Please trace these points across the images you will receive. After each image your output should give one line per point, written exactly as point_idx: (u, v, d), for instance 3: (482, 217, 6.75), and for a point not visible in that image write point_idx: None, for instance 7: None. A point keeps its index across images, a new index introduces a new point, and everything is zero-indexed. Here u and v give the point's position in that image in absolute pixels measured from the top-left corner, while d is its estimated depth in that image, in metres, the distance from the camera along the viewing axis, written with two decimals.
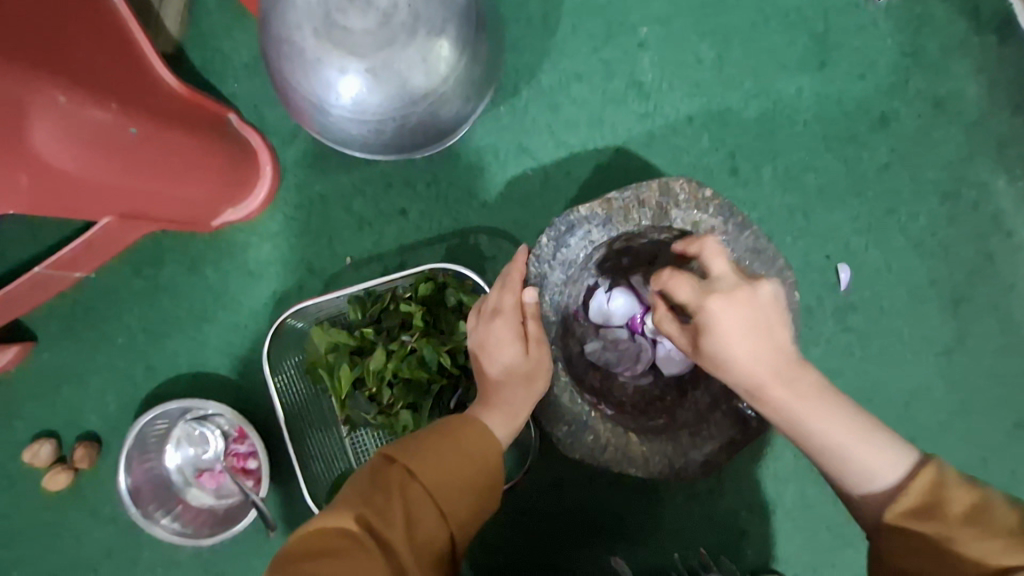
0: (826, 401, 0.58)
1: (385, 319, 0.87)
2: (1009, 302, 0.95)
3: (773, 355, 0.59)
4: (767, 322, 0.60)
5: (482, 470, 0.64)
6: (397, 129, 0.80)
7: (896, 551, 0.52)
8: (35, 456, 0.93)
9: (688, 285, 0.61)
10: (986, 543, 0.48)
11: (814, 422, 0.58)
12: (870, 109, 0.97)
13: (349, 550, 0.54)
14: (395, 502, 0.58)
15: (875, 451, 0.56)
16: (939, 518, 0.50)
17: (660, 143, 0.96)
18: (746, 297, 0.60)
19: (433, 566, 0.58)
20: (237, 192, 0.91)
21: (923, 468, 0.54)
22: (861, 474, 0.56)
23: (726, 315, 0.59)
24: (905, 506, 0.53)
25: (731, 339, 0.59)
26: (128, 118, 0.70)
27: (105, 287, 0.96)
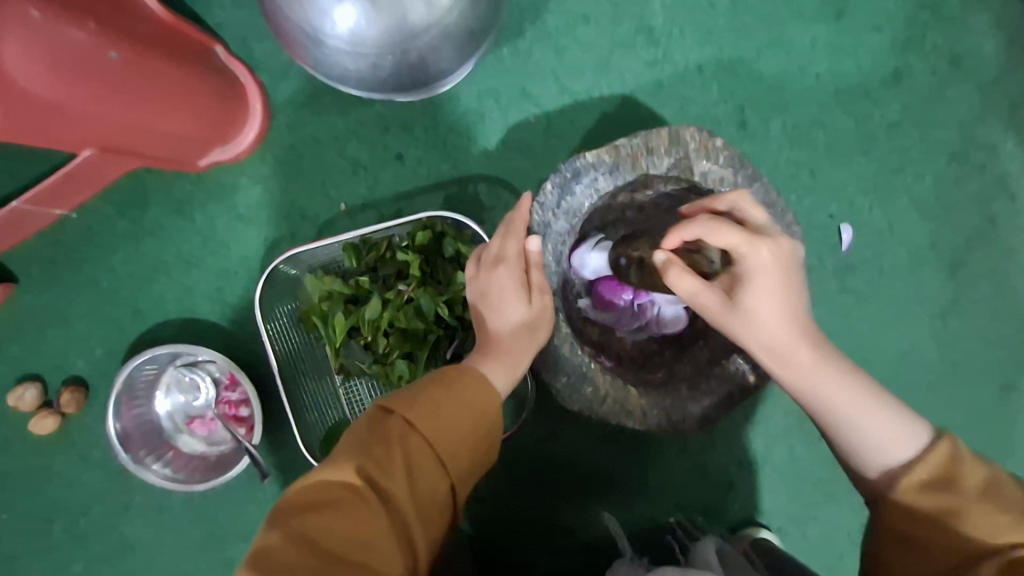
0: (847, 365, 0.57)
1: (381, 268, 0.85)
2: (1007, 266, 0.95)
3: (800, 306, 0.58)
4: (796, 276, 0.58)
5: (482, 420, 0.63)
6: (395, 64, 0.76)
7: (903, 521, 0.52)
8: (20, 399, 0.91)
9: (731, 230, 0.57)
10: (993, 520, 0.49)
11: (839, 381, 0.57)
12: (885, 64, 0.94)
13: (351, 502, 0.54)
14: (395, 454, 0.57)
15: (892, 419, 0.55)
16: (952, 491, 0.51)
17: (667, 93, 0.93)
18: (782, 250, 0.58)
19: (434, 515, 0.58)
20: (225, 130, 0.87)
21: (940, 444, 0.53)
22: (881, 444, 0.55)
23: (773, 259, 0.57)
24: (918, 476, 0.52)
25: (769, 294, 0.57)
26: (107, 40, 0.65)
27: (88, 227, 0.92)
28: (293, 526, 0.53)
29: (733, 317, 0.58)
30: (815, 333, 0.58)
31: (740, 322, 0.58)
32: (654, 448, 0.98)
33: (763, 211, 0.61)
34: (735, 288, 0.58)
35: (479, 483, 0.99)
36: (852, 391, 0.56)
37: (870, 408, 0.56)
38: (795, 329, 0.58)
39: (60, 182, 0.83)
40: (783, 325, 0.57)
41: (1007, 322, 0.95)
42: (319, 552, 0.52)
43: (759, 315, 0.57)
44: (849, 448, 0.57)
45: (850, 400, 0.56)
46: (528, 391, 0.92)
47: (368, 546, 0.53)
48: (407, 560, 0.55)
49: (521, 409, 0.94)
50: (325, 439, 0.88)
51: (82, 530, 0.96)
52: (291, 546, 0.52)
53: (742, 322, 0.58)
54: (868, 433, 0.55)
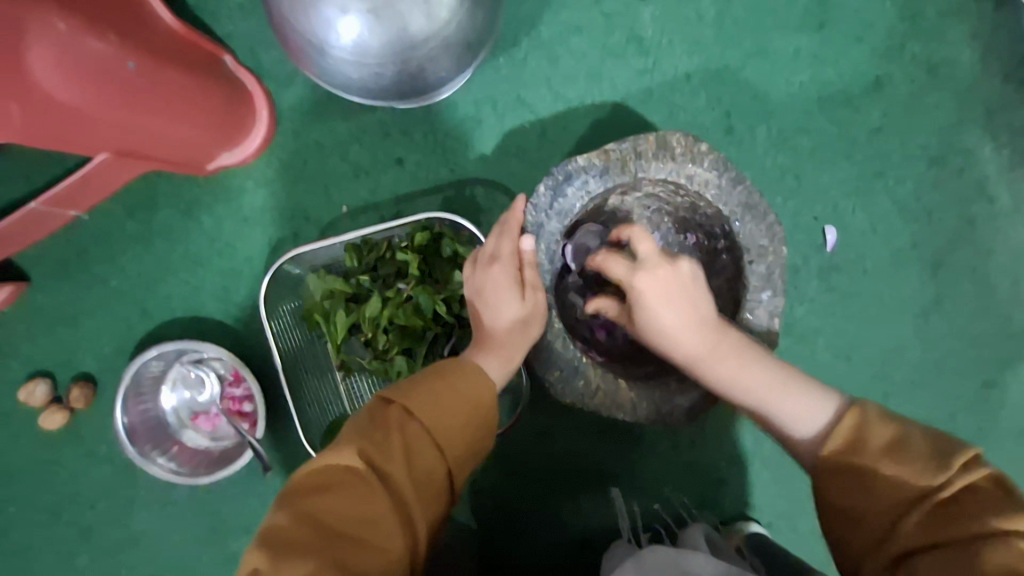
0: (749, 357, 0.65)
1: (381, 267, 0.89)
2: (986, 266, 0.98)
3: (697, 318, 0.66)
4: (689, 291, 0.67)
5: (477, 409, 0.66)
6: (397, 73, 0.79)
7: (832, 487, 0.56)
8: (31, 395, 0.94)
9: (620, 262, 0.69)
10: (902, 470, 0.53)
11: (748, 374, 0.65)
12: (866, 72, 0.98)
13: (354, 484, 0.57)
14: (395, 439, 0.60)
15: (795, 402, 0.62)
16: (859, 452, 0.55)
17: (657, 100, 0.97)
18: (667, 273, 0.67)
19: (433, 498, 0.61)
20: (233, 135, 0.90)
21: (849, 409, 0.59)
22: (789, 420, 0.61)
23: (650, 287, 0.67)
24: (835, 441, 0.57)
25: (658, 308, 0.67)
26: (125, 51, 0.69)
27: (99, 229, 0.96)
28: (300, 507, 0.56)
29: (648, 330, 0.68)
30: (715, 330, 0.66)
31: (649, 333, 0.68)
32: (646, 443, 1.00)
33: (650, 241, 0.67)
34: (633, 307, 0.69)
35: (475, 476, 1.02)
36: (763, 377, 0.64)
37: (780, 394, 0.63)
38: (698, 342, 0.66)
39: (74, 186, 0.86)
40: (689, 335, 0.66)
41: (987, 321, 0.98)
42: (325, 530, 0.55)
43: (652, 331, 0.68)
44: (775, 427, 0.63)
45: (761, 391, 0.64)
46: (522, 384, 0.94)
47: (371, 525, 0.56)
48: (407, 539, 0.57)
49: (516, 404, 0.97)
50: (326, 433, 0.91)
51: (89, 524, 0.98)
52: (299, 525, 0.55)
53: (649, 333, 0.69)
54: (783, 414, 0.62)
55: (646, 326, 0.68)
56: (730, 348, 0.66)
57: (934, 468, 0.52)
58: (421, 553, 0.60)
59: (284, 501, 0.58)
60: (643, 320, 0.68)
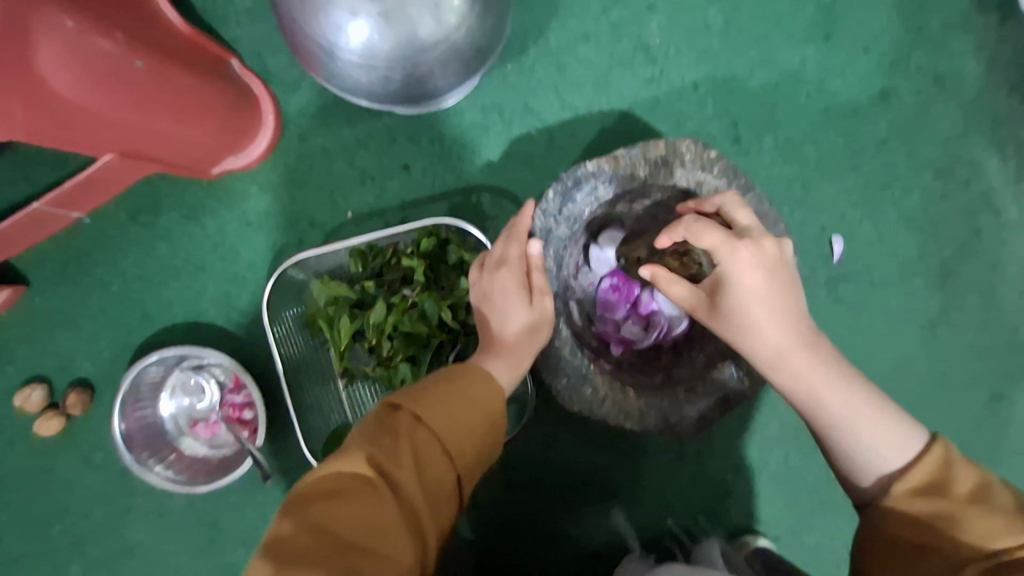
0: (838, 370, 0.61)
1: (387, 273, 0.88)
2: (993, 278, 0.98)
3: (795, 314, 0.63)
4: (787, 276, 0.64)
5: (487, 415, 0.65)
6: (405, 77, 0.79)
7: (898, 526, 0.55)
8: (27, 400, 0.92)
9: (714, 231, 0.63)
10: (990, 522, 0.52)
11: (833, 387, 0.61)
12: (872, 84, 0.99)
13: (362, 491, 0.55)
14: (405, 446, 0.59)
15: (892, 427, 0.59)
16: (945, 497, 0.54)
17: (664, 109, 0.97)
18: (768, 249, 0.64)
19: (442, 505, 0.60)
20: (239, 139, 0.90)
21: (933, 448, 0.57)
22: (874, 448, 0.59)
23: (750, 265, 0.62)
24: (912, 482, 0.56)
25: (751, 298, 0.62)
26: (133, 51, 0.69)
27: (100, 232, 0.95)
28: (307, 515, 0.55)
29: (731, 327, 0.63)
30: (814, 336, 0.63)
31: (732, 328, 0.63)
32: (652, 454, 0.99)
33: (748, 212, 0.66)
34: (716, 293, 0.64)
35: (479, 486, 1.00)
36: (846, 394, 0.61)
37: (870, 415, 0.60)
38: (790, 335, 0.62)
39: (79, 186, 0.85)
40: (777, 332, 0.62)
41: (995, 333, 0.98)
42: (333, 540, 0.53)
43: (751, 324, 0.62)
44: (839, 449, 0.61)
45: (851, 412, 0.60)
46: (528, 392, 0.94)
47: (379, 533, 0.54)
48: (415, 548, 0.56)
49: (522, 412, 0.96)
50: (329, 441, 0.90)
51: (82, 533, 0.96)
52: (306, 534, 0.53)
53: (734, 328, 0.63)
54: (862, 441, 0.59)
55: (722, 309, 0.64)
56: (811, 352, 0.62)
57: (1016, 534, 0.51)
58: (428, 562, 0.58)
59: (291, 508, 0.56)
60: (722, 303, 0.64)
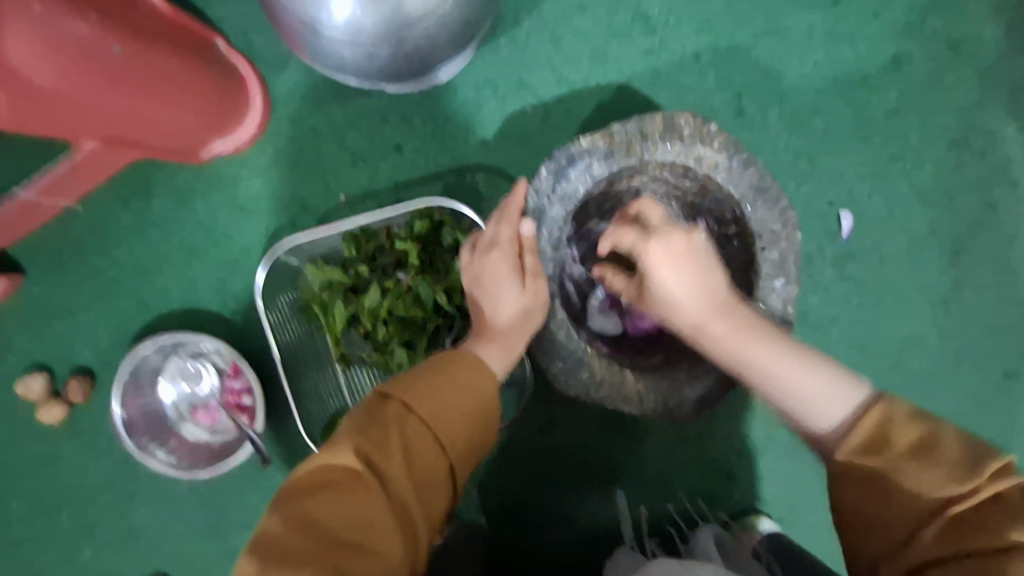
0: (760, 336, 0.61)
1: (380, 257, 0.87)
2: (1007, 252, 0.95)
3: (710, 290, 0.64)
4: (709, 266, 0.65)
5: (478, 403, 0.64)
6: (392, 54, 0.76)
7: (847, 488, 0.51)
8: (28, 388, 0.92)
9: (630, 232, 0.66)
10: (930, 475, 0.48)
11: (758, 355, 0.60)
12: (883, 50, 0.94)
13: (352, 485, 0.55)
14: (394, 437, 0.58)
15: (811, 381, 0.57)
16: (882, 452, 0.50)
17: (665, 81, 0.93)
18: (675, 237, 0.65)
19: (434, 495, 0.59)
20: (226, 121, 0.88)
21: (874, 403, 0.53)
22: (816, 402, 0.56)
23: (660, 253, 0.64)
24: (857, 440, 0.52)
25: (662, 278, 0.64)
26: (111, 35, 0.67)
27: (93, 219, 0.94)
28: (296, 509, 0.54)
29: (657, 305, 0.66)
30: (732, 308, 0.64)
31: (658, 305, 0.66)
32: (653, 437, 0.98)
33: (658, 211, 0.67)
34: (642, 285, 0.68)
35: (480, 470, 0.99)
36: (780, 362, 0.59)
37: (792, 375, 0.58)
38: (700, 312, 0.63)
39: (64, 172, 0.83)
40: (693, 307, 0.63)
41: (1009, 310, 0.95)
42: (322, 535, 0.53)
43: (671, 300, 0.64)
44: (793, 413, 0.58)
45: (775, 370, 0.59)
46: (526, 376, 0.93)
47: (369, 527, 0.54)
48: (408, 540, 0.56)
49: (520, 398, 0.95)
50: (326, 427, 0.89)
51: (91, 518, 0.97)
52: (295, 529, 0.53)
53: (659, 308, 0.67)
54: (795, 399, 0.57)
55: (648, 295, 0.67)
56: (734, 323, 0.62)
57: (958, 481, 0.47)
58: (422, 554, 0.58)
59: (280, 503, 0.55)
60: (646, 292, 0.67)
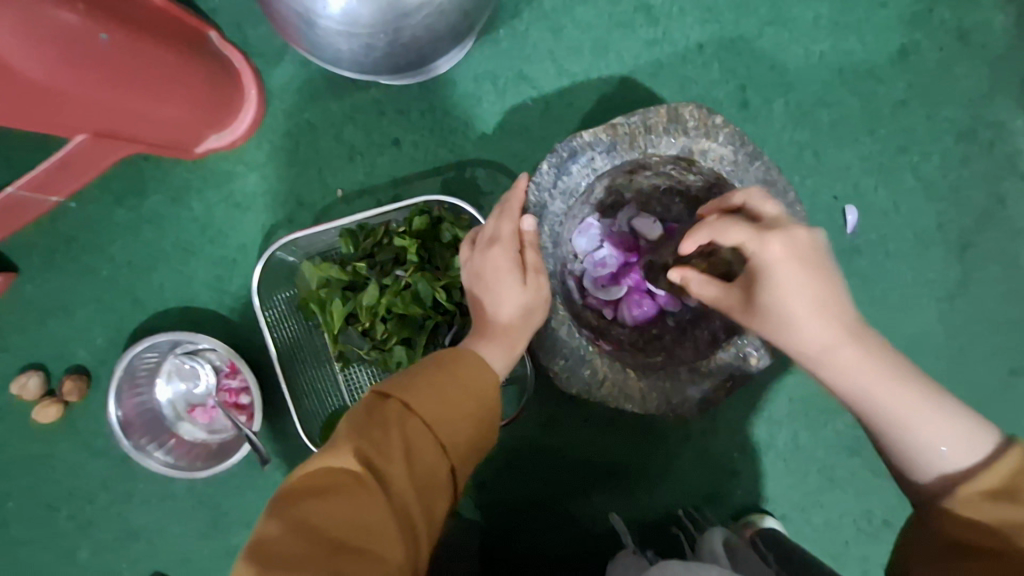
0: (890, 360, 0.56)
1: (378, 253, 0.85)
2: (1015, 247, 0.94)
3: (835, 303, 0.57)
4: (824, 266, 0.58)
5: (479, 402, 0.62)
6: (389, 45, 0.75)
7: (956, 524, 0.49)
8: (23, 387, 0.91)
9: (743, 228, 0.59)
10: None
11: (880, 380, 0.55)
12: (890, 40, 0.92)
13: (351, 487, 0.54)
14: (394, 438, 0.57)
15: (947, 426, 0.53)
16: (1015, 500, 0.48)
17: (668, 73, 0.91)
18: (802, 241, 0.58)
19: (435, 497, 0.58)
20: (220, 117, 0.87)
21: (1010, 449, 0.51)
22: (937, 444, 0.53)
23: (784, 259, 0.57)
24: (987, 482, 0.50)
25: (788, 289, 0.57)
26: (98, 23, 0.63)
27: (86, 215, 0.92)
28: (294, 513, 0.53)
29: (771, 321, 0.59)
30: (858, 327, 0.57)
31: (775, 317, 0.59)
32: (655, 434, 0.97)
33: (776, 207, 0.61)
34: (749, 288, 0.61)
35: (480, 468, 0.99)
36: (912, 397, 0.55)
37: (925, 411, 0.54)
38: (835, 331, 0.57)
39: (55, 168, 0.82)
40: (821, 324, 0.57)
41: (1016, 305, 0.94)
42: (320, 539, 0.52)
43: (794, 317, 0.58)
44: (897, 451, 0.55)
45: (904, 401, 0.55)
46: (527, 373, 0.92)
47: (368, 530, 0.52)
48: (408, 544, 0.54)
49: (521, 395, 0.94)
50: (325, 427, 0.87)
51: (89, 518, 0.96)
52: (294, 533, 0.52)
53: (772, 323, 0.59)
54: (920, 436, 0.53)
55: (759, 305, 0.60)
56: (863, 342, 0.57)
57: None
58: (422, 558, 0.56)
59: (278, 506, 0.54)
60: (755, 297, 0.60)
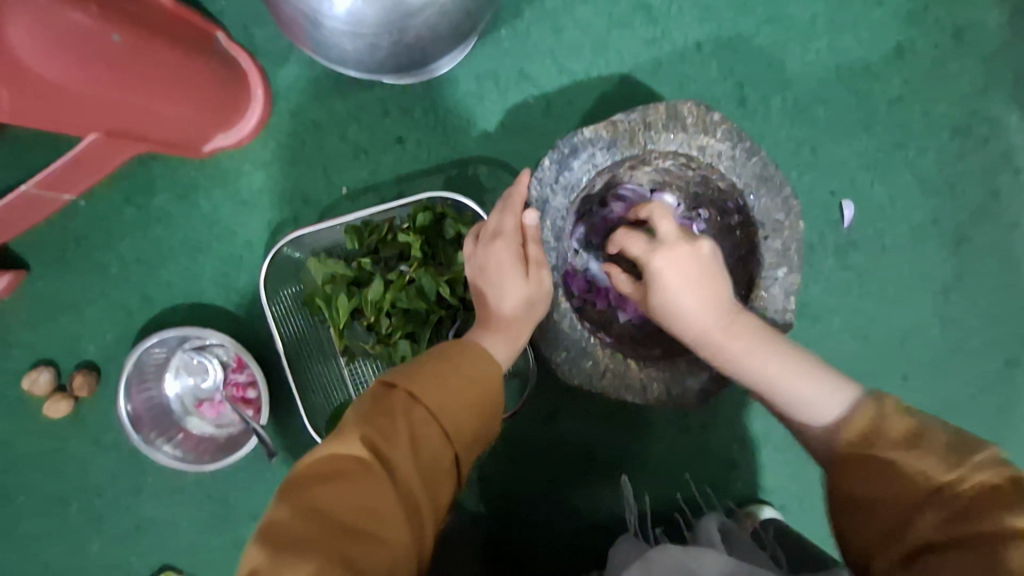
0: (766, 341, 0.61)
1: (382, 249, 0.87)
2: (1010, 241, 0.96)
3: (720, 296, 0.62)
4: (712, 270, 0.63)
5: (482, 393, 0.64)
6: (393, 45, 0.76)
7: (847, 479, 0.53)
8: (34, 382, 0.93)
9: (639, 241, 0.65)
10: (921, 462, 0.50)
11: (765, 360, 0.61)
12: (886, 38, 0.94)
13: (361, 474, 0.55)
14: (401, 426, 0.58)
15: (816, 381, 0.59)
16: (874, 444, 0.52)
17: (666, 71, 0.93)
18: (686, 252, 0.63)
19: (440, 487, 0.59)
20: (229, 115, 0.88)
21: (867, 400, 0.56)
22: (809, 404, 0.58)
23: (670, 266, 0.62)
24: (852, 430, 0.54)
25: (676, 291, 0.62)
26: (107, 23, 0.65)
27: (95, 213, 0.94)
28: (304, 497, 0.54)
29: (661, 314, 0.65)
30: (738, 317, 0.63)
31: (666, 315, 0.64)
32: (654, 427, 0.99)
33: (670, 222, 0.64)
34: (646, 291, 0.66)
35: (483, 459, 1.00)
36: (786, 370, 0.60)
37: (794, 379, 0.59)
38: (712, 324, 0.62)
39: (66, 166, 0.83)
40: (706, 318, 0.62)
41: (1010, 298, 0.96)
42: (331, 525, 0.53)
43: (677, 316, 0.63)
44: (788, 413, 0.60)
45: (783, 377, 0.60)
46: (528, 365, 0.93)
47: (377, 517, 0.54)
48: (414, 530, 0.56)
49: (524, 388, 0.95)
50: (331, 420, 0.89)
51: (99, 511, 0.98)
52: (304, 516, 0.53)
53: (665, 317, 0.65)
54: (796, 399, 0.59)
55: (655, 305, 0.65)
56: (743, 329, 0.62)
57: (899, 450, 0.51)
58: (427, 545, 0.58)
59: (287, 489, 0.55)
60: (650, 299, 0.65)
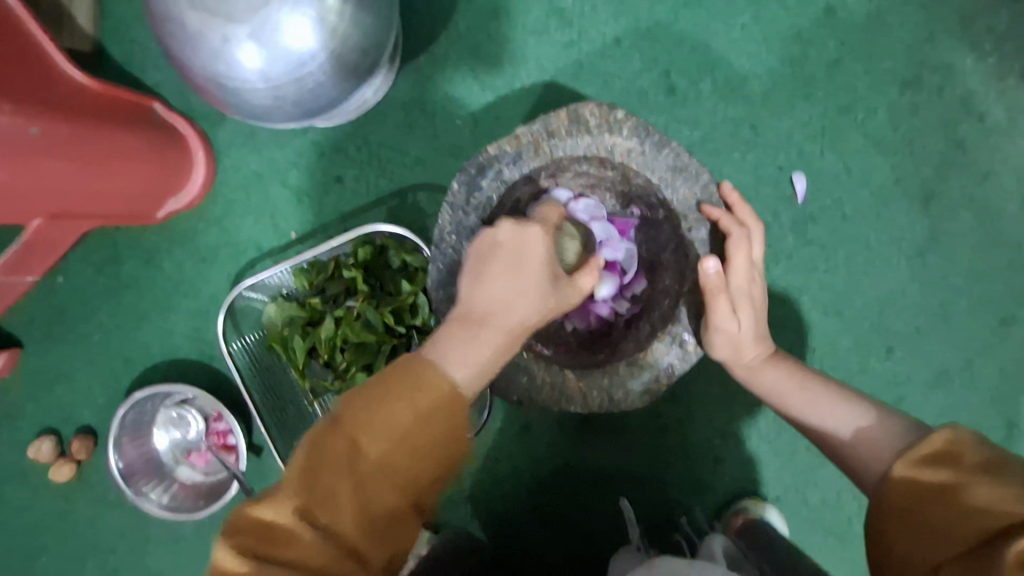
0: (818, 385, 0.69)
1: (329, 287, 0.89)
2: (985, 190, 0.90)
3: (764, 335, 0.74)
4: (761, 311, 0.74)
5: (434, 427, 0.50)
6: (298, 93, 0.78)
7: (903, 490, 0.50)
8: (38, 451, 0.99)
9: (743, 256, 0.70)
10: (999, 492, 0.45)
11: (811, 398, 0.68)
12: (813, 2, 0.91)
13: (303, 534, 0.46)
14: (342, 480, 0.48)
15: (875, 419, 0.61)
16: (953, 465, 0.48)
17: (589, 72, 0.92)
18: (749, 277, 0.71)
19: (396, 528, 0.51)
20: (171, 181, 0.93)
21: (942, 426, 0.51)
22: (866, 436, 0.60)
23: (746, 293, 0.71)
24: (924, 450, 0.50)
25: (743, 314, 0.71)
26: (21, 117, 0.69)
27: (74, 287, 1.00)
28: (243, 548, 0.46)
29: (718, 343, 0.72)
30: (788, 364, 0.73)
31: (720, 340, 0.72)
32: (629, 428, 0.97)
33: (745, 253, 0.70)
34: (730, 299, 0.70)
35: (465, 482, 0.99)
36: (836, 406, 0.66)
37: (845, 412, 0.65)
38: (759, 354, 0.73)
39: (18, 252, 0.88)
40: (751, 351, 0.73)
41: (995, 251, 0.90)
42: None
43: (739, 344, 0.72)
44: (839, 450, 0.63)
45: (830, 412, 0.66)
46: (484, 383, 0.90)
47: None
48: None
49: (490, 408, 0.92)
50: None
51: (112, 565, 1.03)
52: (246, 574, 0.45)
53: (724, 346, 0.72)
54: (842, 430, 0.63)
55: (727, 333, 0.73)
56: (788, 372, 0.72)
57: (972, 474, 0.47)
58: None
59: (236, 528, 0.47)
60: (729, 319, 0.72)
